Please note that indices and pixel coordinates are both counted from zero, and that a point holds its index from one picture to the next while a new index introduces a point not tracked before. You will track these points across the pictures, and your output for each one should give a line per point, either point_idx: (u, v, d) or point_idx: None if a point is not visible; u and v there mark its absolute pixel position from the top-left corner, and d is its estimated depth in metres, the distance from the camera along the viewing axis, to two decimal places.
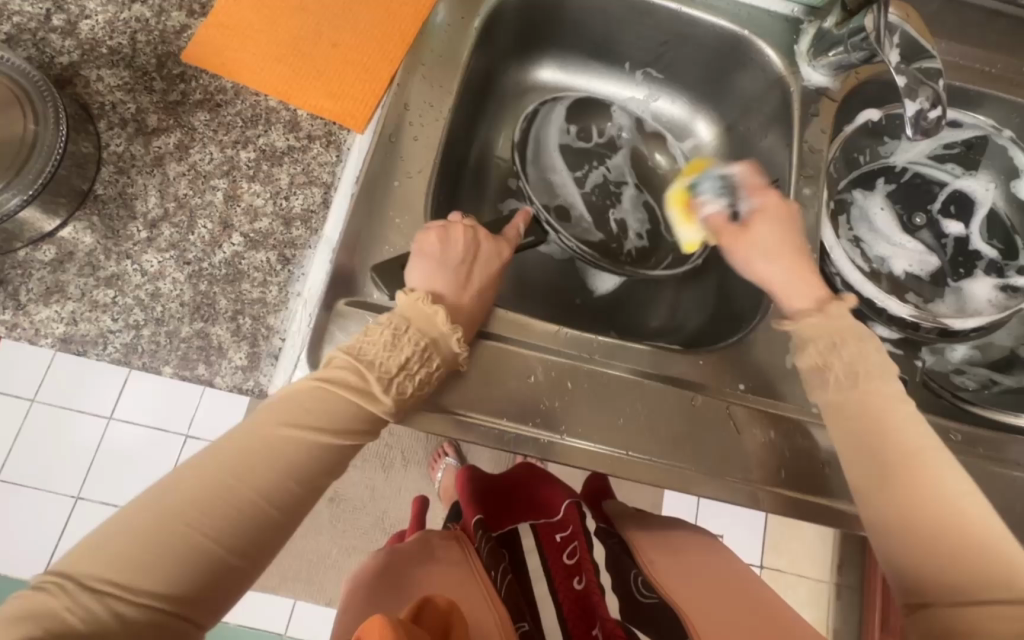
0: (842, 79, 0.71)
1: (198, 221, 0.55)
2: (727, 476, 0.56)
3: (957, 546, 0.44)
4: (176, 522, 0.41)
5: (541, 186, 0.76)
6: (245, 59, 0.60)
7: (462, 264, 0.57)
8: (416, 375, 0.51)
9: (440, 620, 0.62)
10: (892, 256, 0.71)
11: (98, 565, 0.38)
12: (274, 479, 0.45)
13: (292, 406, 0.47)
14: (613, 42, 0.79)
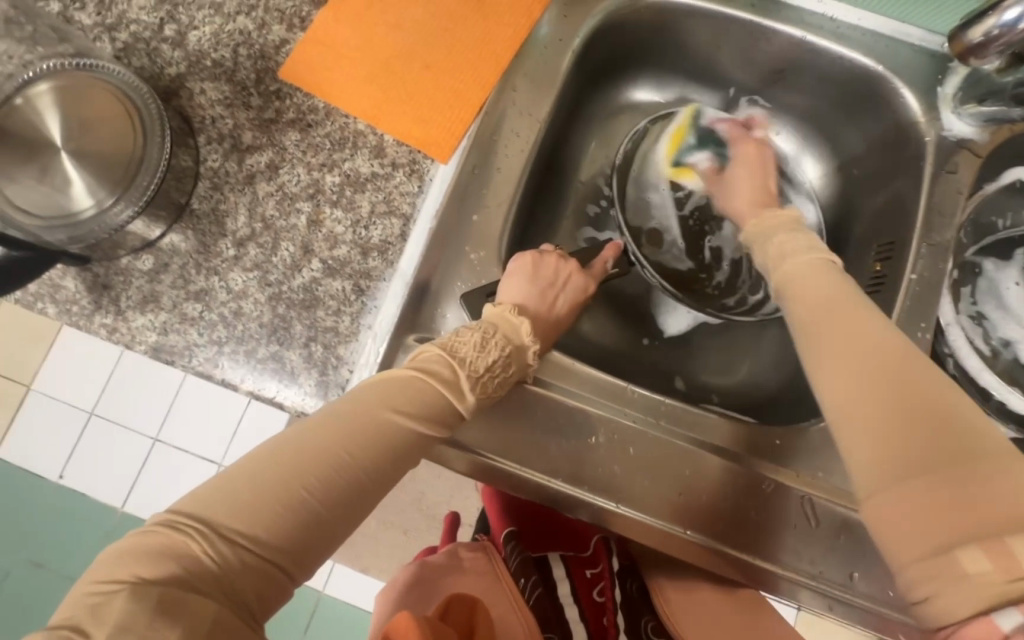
0: (993, 132, 0.61)
1: (282, 243, 0.56)
2: (788, 573, 0.52)
3: (932, 423, 0.36)
4: (290, 478, 0.40)
5: (634, 207, 0.73)
6: (339, 78, 0.60)
7: (549, 286, 0.59)
8: (496, 379, 0.52)
9: (465, 618, 0.63)
10: (1020, 340, 0.63)
11: (223, 512, 0.38)
12: (372, 447, 0.44)
13: (392, 389, 0.47)
14: (720, 66, 0.72)
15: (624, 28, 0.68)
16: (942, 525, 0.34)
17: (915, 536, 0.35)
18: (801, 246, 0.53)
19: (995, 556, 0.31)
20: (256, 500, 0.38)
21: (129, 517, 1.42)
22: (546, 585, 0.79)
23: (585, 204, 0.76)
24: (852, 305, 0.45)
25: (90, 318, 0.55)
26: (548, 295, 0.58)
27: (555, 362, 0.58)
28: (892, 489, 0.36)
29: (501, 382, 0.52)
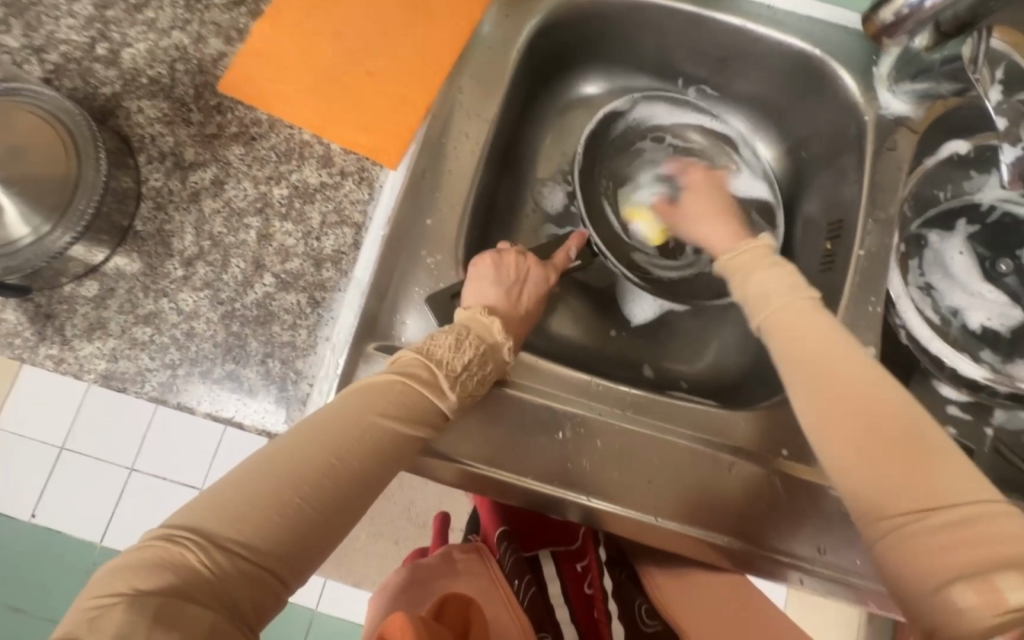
0: (927, 108, 0.63)
1: (232, 260, 0.55)
2: (756, 549, 0.53)
3: (920, 472, 0.42)
4: (286, 486, 0.40)
5: (599, 194, 0.73)
6: (281, 89, 0.59)
7: (513, 284, 0.59)
8: (475, 377, 0.51)
9: (460, 619, 0.64)
10: (968, 307, 0.65)
11: (221, 523, 0.37)
12: (364, 455, 0.44)
13: (377, 394, 0.47)
14: (664, 58, 0.73)
15: (567, 25, 0.68)
16: (948, 562, 0.39)
17: (919, 575, 0.40)
18: (790, 289, 0.53)
19: (984, 589, 0.36)
20: (254, 507, 0.38)
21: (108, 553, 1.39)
22: (538, 582, 0.80)
23: (545, 201, 0.76)
24: (836, 356, 0.48)
25: (34, 350, 0.53)
26: (513, 293, 0.58)
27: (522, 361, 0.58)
28: (897, 532, 0.41)
29: (480, 381, 0.51)
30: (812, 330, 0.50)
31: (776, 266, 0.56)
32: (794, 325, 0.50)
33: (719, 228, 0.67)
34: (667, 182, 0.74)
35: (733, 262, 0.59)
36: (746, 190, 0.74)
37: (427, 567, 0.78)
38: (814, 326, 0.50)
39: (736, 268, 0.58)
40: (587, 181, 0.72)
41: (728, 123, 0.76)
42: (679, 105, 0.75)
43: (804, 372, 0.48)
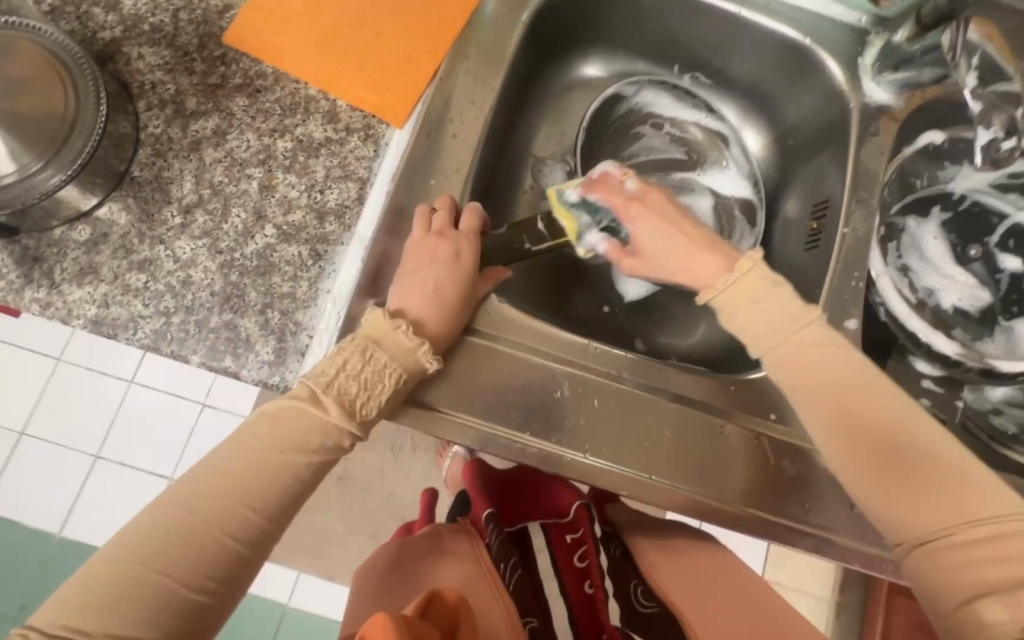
0: (907, 98, 0.67)
1: (232, 209, 0.54)
2: (746, 508, 0.55)
3: (950, 495, 0.44)
4: (202, 523, 0.40)
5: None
6: (288, 44, 0.59)
7: (431, 265, 0.54)
8: (361, 375, 0.47)
9: (448, 616, 0.57)
10: (941, 288, 0.68)
11: (140, 569, 0.38)
12: (291, 466, 0.44)
13: (287, 408, 0.45)
14: (663, 43, 0.76)
15: (571, 4, 0.70)
16: (979, 576, 0.42)
17: (951, 589, 0.43)
18: (789, 322, 0.51)
19: (1013, 605, 0.40)
20: (173, 541, 0.39)
21: (68, 542, 1.34)
22: (529, 570, 0.76)
23: (544, 177, 0.77)
24: (851, 385, 0.49)
25: (20, 293, 0.52)
26: (417, 282, 0.53)
27: (507, 319, 0.58)
28: (934, 556, 0.44)
29: (373, 378, 0.47)
30: (821, 361, 0.50)
31: (768, 296, 0.52)
32: (805, 361, 0.50)
33: (704, 254, 0.56)
34: (659, 171, 0.78)
35: (722, 297, 0.53)
36: (725, 187, 0.77)
37: (416, 547, 0.79)
38: (826, 360, 0.50)
39: (733, 304, 0.53)
40: (586, 163, 0.75)
41: (722, 115, 0.79)
42: (679, 94, 0.78)
43: (823, 411, 0.49)
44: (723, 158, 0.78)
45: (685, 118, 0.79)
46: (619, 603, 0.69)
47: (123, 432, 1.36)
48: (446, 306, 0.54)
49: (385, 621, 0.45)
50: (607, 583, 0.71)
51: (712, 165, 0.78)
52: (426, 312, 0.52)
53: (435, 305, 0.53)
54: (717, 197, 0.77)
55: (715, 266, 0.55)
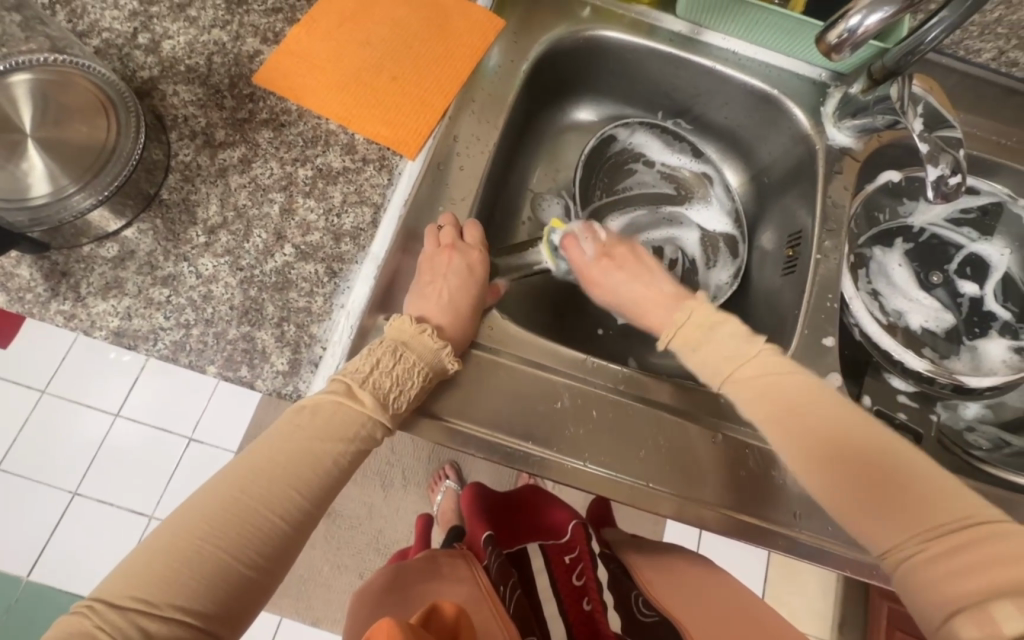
0: (866, 141, 0.75)
1: (254, 230, 0.58)
2: (739, 514, 0.57)
3: (926, 504, 0.45)
4: (248, 502, 0.44)
5: (593, 206, 0.82)
6: (311, 84, 0.65)
7: (443, 282, 0.59)
8: (394, 371, 0.51)
9: (449, 627, 0.56)
10: (908, 310, 0.74)
11: (194, 541, 0.42)
12: (329, 452, 0.48)
13: (324, 402, 0.49)
14: (649, 92, 0.84)
15: (566, 57, 0.78)
16: (955, 591, 0.42)
17: (930, 604, 0.43)
18: (743, 346, 0.55)
19: (981, 623, 0.39)
20: (228, 519, 0.43)
21: (37, 585, 1.29)
22: (527, 590, 0.78)
23: (542, 210, 0.82)
24: (813, 402, 0.51)
25: (46, 306, 0.54)
26: (432, 294, 0.58)
27: (512, 335, 0.62)
28: (923, 570, 0.44)
29: (404, 374, 0.52)
30: (780, 380, 0.52)
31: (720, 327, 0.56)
32: (761, 387, 0.53)
33: (660, 306, 0.63)
34: (649, 205, 0.84)
35: (677, 338, 0.58)
36: (707, 223, 0.83)
37: (414, 568, 0.78)
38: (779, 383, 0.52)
39: (684, 344, 0.58)
40: (583, 195, 0.81)
41: (708, 156, 0.84)
42: (669, 135, 0.84)
43: (791, 433, 0.50)
44: (708, 193, 0.84)
45: (672, 157, 0.85)
46: (619, 612, 0.70)
47: (103, 468, 1.33)
48: (454, 320, 0.57)
49: (391, 623, 0.46)
50: (605, 595, 0.72)
51: (698, 200, 0.85)
52: (445, 319, 0.57)
53: (443, 317, 0.57)
54: (700, 230, 0.83)
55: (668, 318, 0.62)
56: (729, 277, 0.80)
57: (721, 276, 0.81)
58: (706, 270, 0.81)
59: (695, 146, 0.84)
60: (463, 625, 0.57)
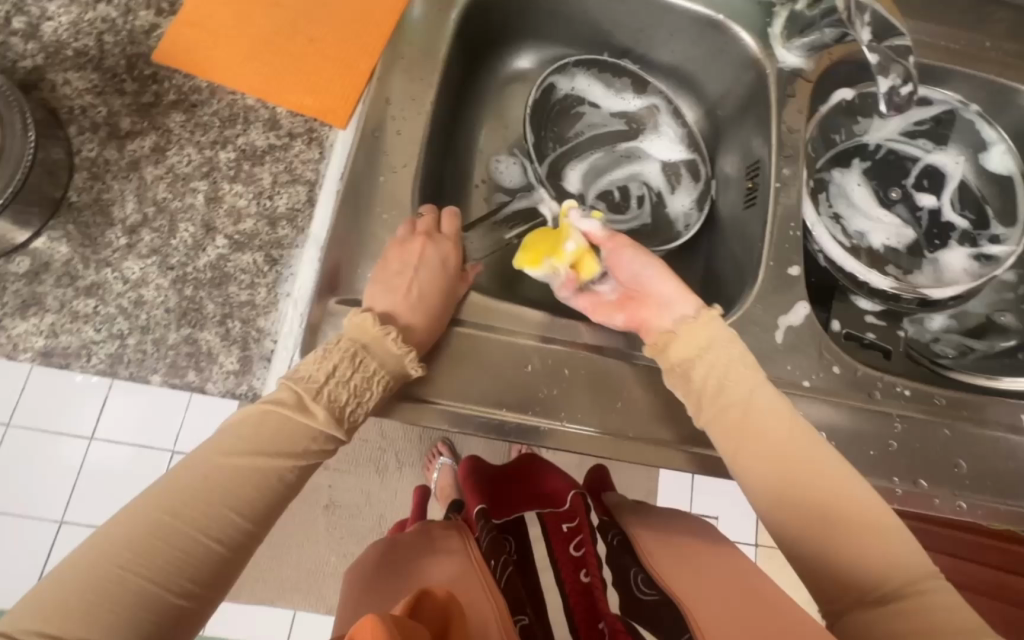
0: (816, 60, 0.73)
1: (180, 225, 0.54)
2: (693, 448, 0.58)
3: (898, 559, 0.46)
4: (178, 528, 0.42)
5: (549, 159, 0.78)
6: (220, 57, 0.59)
7: (405, 273, 0.55)
8: (351, 382, 0.49)
9: (440, 611, 0.56)
10: (870, 230, 0.73)
11: (116, 573, 0.40)
12: (270, 468, 0.46)
13: (272, 413, 0.47)
14: (589, 32, 0.79)
15: (497, 1, 0.73)
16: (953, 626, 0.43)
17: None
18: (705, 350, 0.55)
19: None
20: (154, 545, 0.41)
21: None
22: (527, 582, 0.76)
23: (498, 171, 0.79)
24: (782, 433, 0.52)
25: None
26: (400, 288, 0.54)
27: (500, 309, 0.59)
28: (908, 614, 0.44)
29: (362, 384, 0.49)
30: (752, 403, 0.53)
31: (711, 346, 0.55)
32: (751, 440, 0.52)
33: (661, 304, 0.58)
34: (605, 145, 0.81)
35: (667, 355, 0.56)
36: (665, 152, 0.81)
37: (405, 545, 0.77)
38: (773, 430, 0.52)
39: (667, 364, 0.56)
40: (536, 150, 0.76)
41: (653, 86, 0.80)
42: (608, 73, 0.79)
43: (770, 478, 0.51)
44: (663, 125, 0.81)
45: (618, 92, 0.80)
46: (615, 590, 0.69)
47: (90, 491, 1.28)
48: (411, 305, 0.53)
49: (375, 621, 0.43)
50: (605, 573, 0.72)
51: (649, 133, 0.81)
52: (412, 318, 0.53)
53: (408, 313, 0.53)
54: (656, 162, 0.81)
55: (665, 323, 0.58)
56: (704, 204, 0.78)
57: (681, 204, 0.79)
58: (671, 197, 0.79)
59: (636, 78, 0.80)
60: (453, 608, 0.57)
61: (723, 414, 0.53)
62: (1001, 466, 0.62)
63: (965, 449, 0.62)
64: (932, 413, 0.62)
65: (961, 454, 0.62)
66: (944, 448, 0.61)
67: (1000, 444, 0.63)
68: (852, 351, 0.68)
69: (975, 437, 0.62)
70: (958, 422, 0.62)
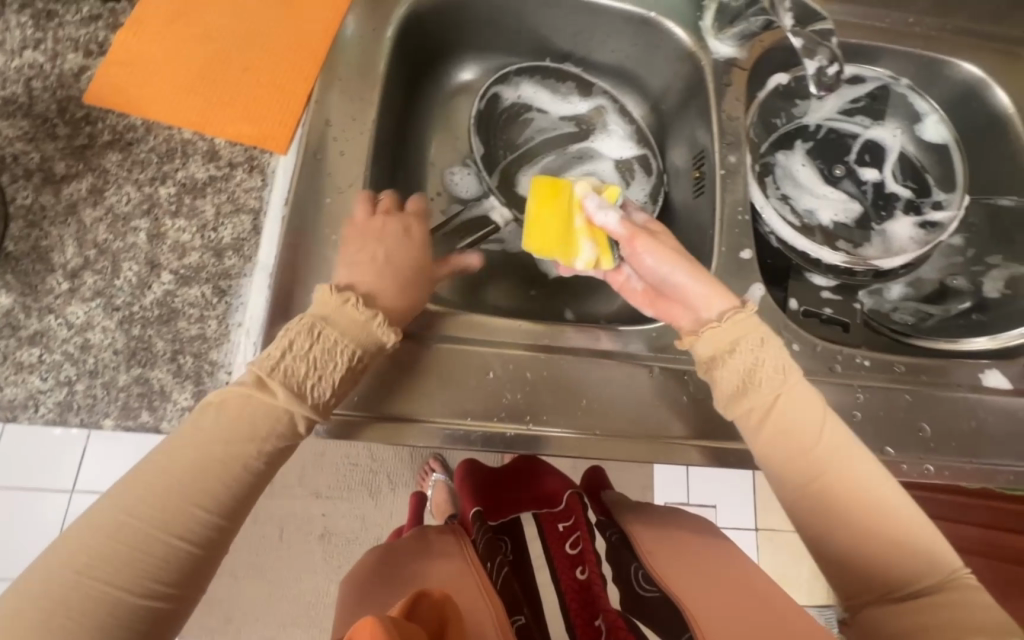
0: (748, 48, 0.75)
1: (123, 265, 0.53)
2: (663, 440, 0.58)
3: (926, 558, 0.47)
4: (143, 528, 0.41)
5: (500, 167, 0.79)
6: (153, 94, 0.58)
7: (366, 252, 0.54)
8: (311, 354, 0.47)
9: (436, 612, 0.55)
10: (818, 207, 0.75)
11: (85, 578, 0.39)
12: (237, 457, 0.45)
13: (233, 399, 0.46)
14: (527, 39, 0.80)
15: (432, 16, 0.73)
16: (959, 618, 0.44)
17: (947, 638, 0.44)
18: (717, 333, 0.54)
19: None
20: (123, 545, 0.40)
21: None
22: (522, 581, 0.76)
23: (454, 184, 0.79)
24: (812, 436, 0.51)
25: None
26: (363, 262, 0.54)
27: (462, 319, 0.59)
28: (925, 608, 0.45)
29: (323, 356, 0.47)
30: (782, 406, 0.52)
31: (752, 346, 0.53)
32: (781, 443, 0.51)
33: (690, 304, 0.57)
34: (556, 148, 0.81)
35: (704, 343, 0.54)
36: (616, 150, 0.81)
37: (405, 548, 0.75)
38: (800, 445, 0.51)
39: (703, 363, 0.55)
40: (487, 161, 0.78)
41: (597, 87, 0.81)
42: (551, 79, 0.80)
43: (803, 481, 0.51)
44: (611, 124, 0.82)
45: (563, 96, 0.82)
46: (615, 586, 0.69)
47: None
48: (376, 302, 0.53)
49: (374, 622, 0.43)
50: (604, 570, 0.72)
51: (598, 133, 0.82)
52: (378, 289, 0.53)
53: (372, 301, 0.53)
54: (609, 160, 0.81)
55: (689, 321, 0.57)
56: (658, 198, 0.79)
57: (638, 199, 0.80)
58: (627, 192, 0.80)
59: (579, 82, 0.81)
60: (450, 609, 0.56)
61: (752, 427, 0.53)
62: (965, 426, 0.63)
63: (929, 412, 0.63)
64: (893, 381, 0.63)
65: (925, 417, 0.63)
66: (907, 413, 0.62)
67: (962, 404, 0.64)
68: (811, 327, 0.69)
69: (937, 400, 0.64)
70: (919, 387, 0.64)
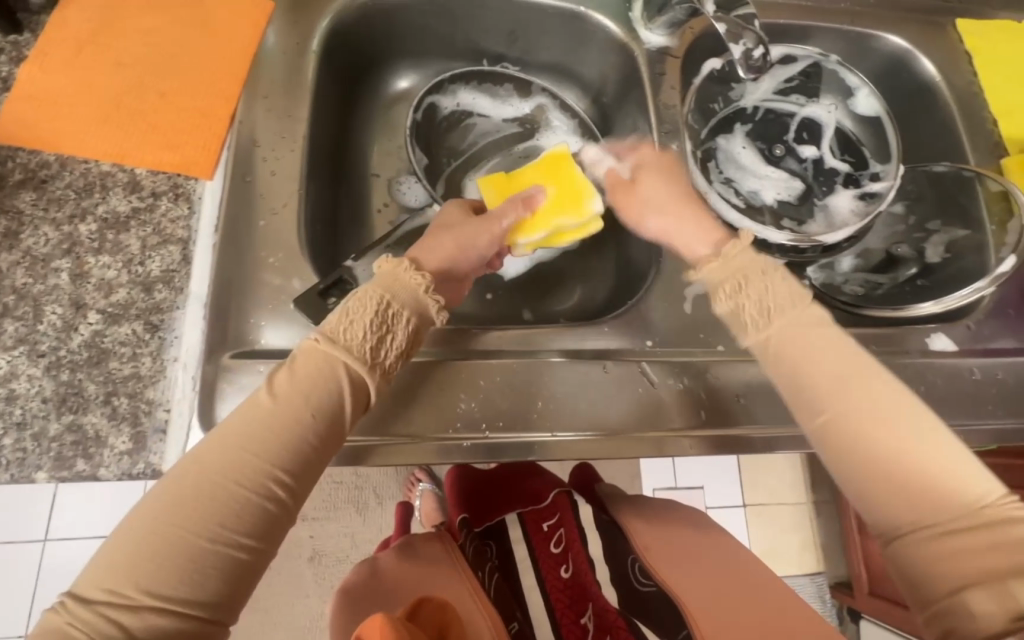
0: (679, 36, 0.75)
1: (45, 308, 0.51)
2: (621, 434, 0.58)
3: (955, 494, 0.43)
4: (219, 484, 0.40)
5: (445, 173, 0.78)
6: (66, 127, 0.56)
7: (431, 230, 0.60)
8: (371, 321, 0.47)
9: (437, 618, 0.58)
10: (761, 188, 0.76)
11: (168, 527, 0.38)
12: (306, 412, 0.43)
13: (311, 354, 0.45)
14: (460, 42, 0.79)
15: (357, 26, 0.72)
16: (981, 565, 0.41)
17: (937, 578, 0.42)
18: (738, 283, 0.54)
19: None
20: (203, 498, 0.39)
21: None
22: (511, 585, 0.75)
23: (402, 193, 0.77)
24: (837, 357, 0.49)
25: None
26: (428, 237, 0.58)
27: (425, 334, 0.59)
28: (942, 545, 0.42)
29: (382, 324, 0.47)
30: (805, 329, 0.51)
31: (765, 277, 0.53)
32: (802, 361, 0.50)
33: (697, 232, 0.60)
34: (501, 149, 0.81)
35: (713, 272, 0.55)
36: None
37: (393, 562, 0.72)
38: (810, 371, 0.49)
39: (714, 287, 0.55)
40: (431, 169, 0.77)
41: (536, 85, 0.80)
42: (488, 83, 0.79)
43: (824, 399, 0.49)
44: (553, 119, 0.81)
45: (502, 97, 0.81)
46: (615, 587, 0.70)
47: None
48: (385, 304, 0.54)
49: (382, 620, 0.47)
50: (599, 573, 0.72)
51: (542, 129, 0.81)
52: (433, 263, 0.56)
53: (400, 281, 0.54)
54: None
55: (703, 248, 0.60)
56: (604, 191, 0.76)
57: None
58: None
59: (517, 82, 0.80)
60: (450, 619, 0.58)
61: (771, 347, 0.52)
62: (917, 389, 0.64)
63: None
64: None
65: None
66: None
67: (912, 368, 0.65)
68: None
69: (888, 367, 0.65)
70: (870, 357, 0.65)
